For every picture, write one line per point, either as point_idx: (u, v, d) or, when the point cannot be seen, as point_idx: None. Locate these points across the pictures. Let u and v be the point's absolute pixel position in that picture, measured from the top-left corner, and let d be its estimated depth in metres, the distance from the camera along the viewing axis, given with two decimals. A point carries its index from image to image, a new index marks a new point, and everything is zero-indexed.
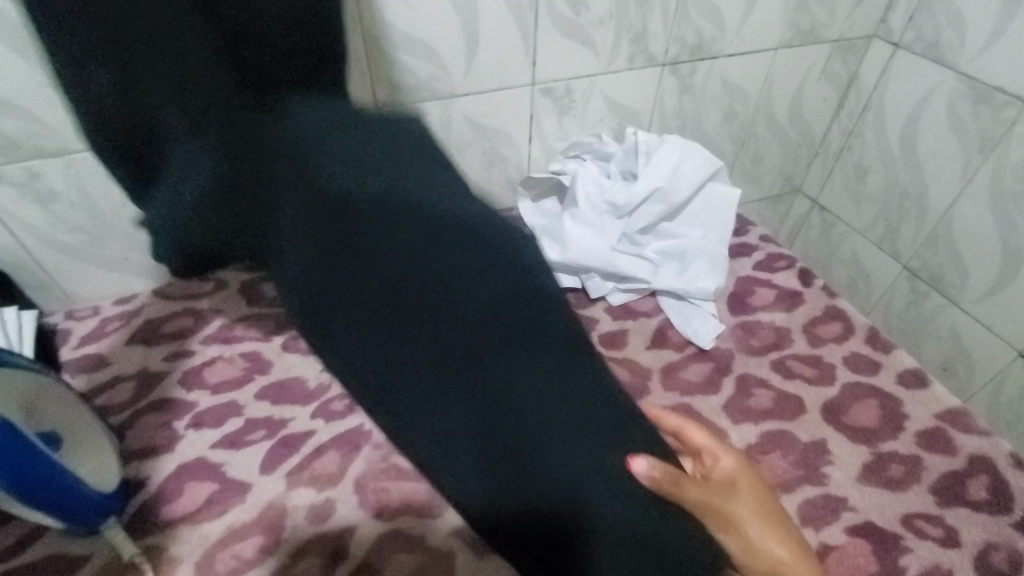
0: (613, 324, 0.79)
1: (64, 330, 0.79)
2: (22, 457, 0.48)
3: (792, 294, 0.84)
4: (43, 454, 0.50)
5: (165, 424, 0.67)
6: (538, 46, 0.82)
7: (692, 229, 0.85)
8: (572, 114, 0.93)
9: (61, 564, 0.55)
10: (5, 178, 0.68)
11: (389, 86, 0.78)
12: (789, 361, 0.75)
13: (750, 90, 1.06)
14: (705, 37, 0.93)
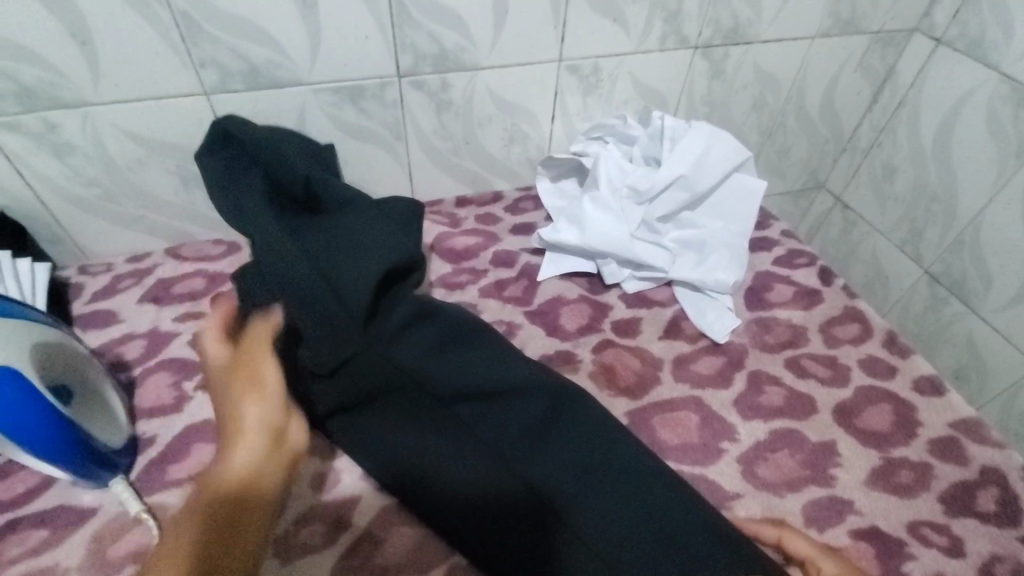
0: (626, 312, 0.78)
1: (77, 284, 0.79)
2: (32, 412, 0.48)
3: (812, 292, 0.82)
4: (54, 409, 0.50)
5: (175, 385, 0.68)
6: (569, 20, 0.79)
7: (714, 220, 0.83)
8: (598, 94, 0.91)
9: (70, 515, 0.56)
10: (22, 128, 0.67)
11: (414, 54, 0.76)
12: (804, 360, 0.74)
13: (783, 80, 1.03)
14: (741, 20, 0.90)
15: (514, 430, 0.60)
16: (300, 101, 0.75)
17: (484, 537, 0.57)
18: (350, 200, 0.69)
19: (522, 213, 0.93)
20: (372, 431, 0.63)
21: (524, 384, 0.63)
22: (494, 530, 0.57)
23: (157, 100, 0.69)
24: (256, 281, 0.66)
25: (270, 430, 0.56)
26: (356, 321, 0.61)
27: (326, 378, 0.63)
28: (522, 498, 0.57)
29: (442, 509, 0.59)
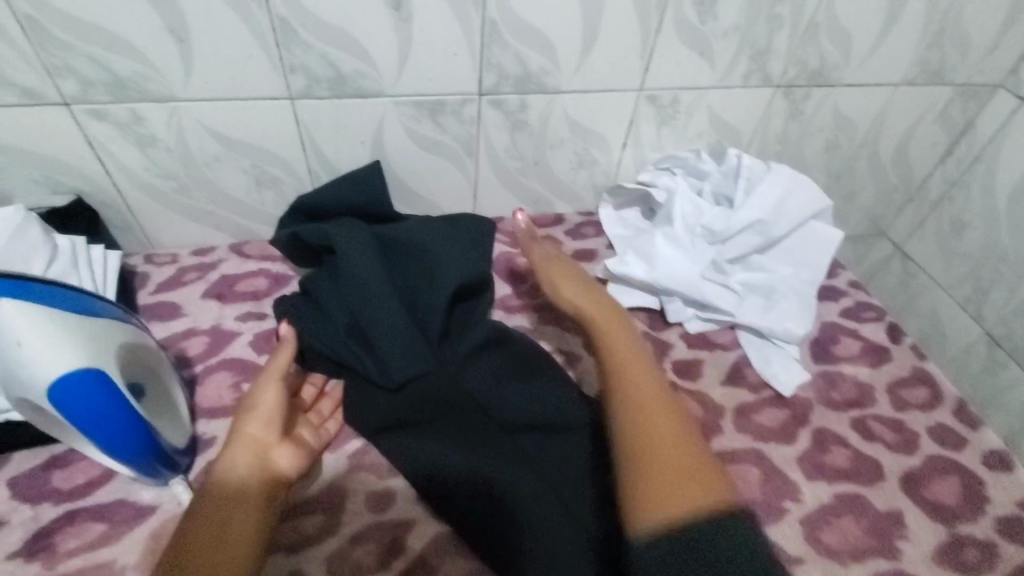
0: (687, 352, 0.76)
1: (143, 273, 0.80)
2: (121, 421, 0.47)
3: (880, 349, 0.79)
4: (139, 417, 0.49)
5: (235, 386, 0.68)
6: (656, 50, 0.78)
7: (785, 266, 0.80)
8: (673, 125, 0.89)
9: (128, 512, 0.56)
10: (110, 118, 0.68)
11: (498, 73, 0.75)
12: (871, 422, 0.71)
13: (859, 124, 1.00)
14: (828, 62, 0.88)
15: (563, 443, 0.61)
16: (380, 112, 0.75)
17: (473, 509, 0.57)
18: (429, 225, 0.70)
19: (583, 238, 0.92)
20: (427, 445, 0.59)
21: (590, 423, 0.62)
22: (488, 500, 0.56)
23: (243, 101, 0.69)
24: (334, 290, 0.66)
25: (256, 446, 0.56)
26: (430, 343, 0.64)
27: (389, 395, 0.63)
28: (538, 489, 0.57)
29: (450, 485, 0.58)
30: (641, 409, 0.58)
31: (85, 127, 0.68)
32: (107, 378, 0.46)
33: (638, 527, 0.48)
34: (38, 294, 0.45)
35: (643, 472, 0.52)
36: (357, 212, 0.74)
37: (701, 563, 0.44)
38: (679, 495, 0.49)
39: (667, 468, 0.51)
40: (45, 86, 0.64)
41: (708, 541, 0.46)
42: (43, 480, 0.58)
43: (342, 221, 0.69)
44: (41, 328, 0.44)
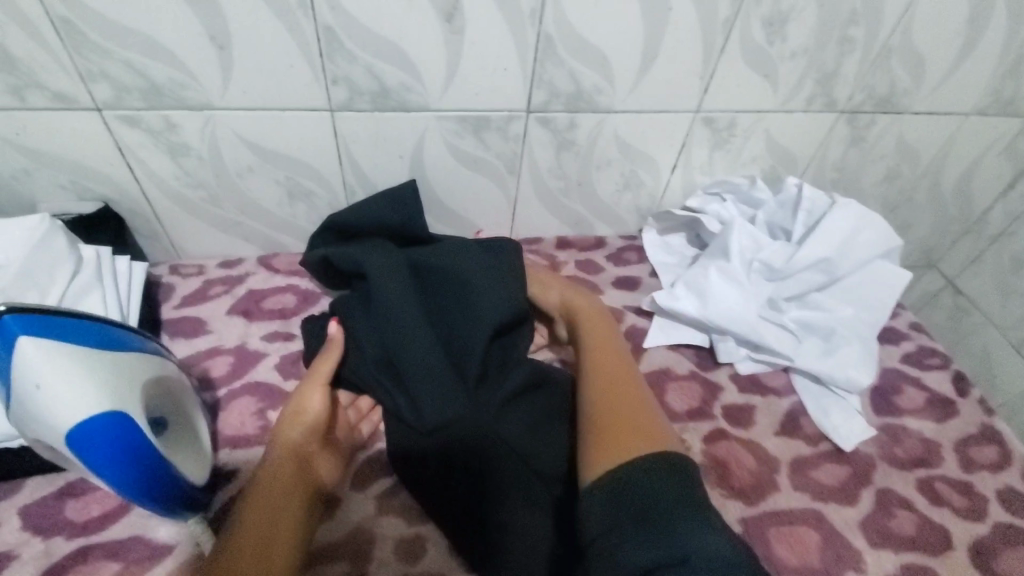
0: (738, 396, 0.71)
1: (168, 285, 0.77)
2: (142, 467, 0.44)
3: (945, 402, 0.74)
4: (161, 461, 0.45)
5: (260, 413, 0.64)
6: (717, 71, 0.73)
7: (845, 306, 0.75)
8: (726, 149, 0.84)
9: (143, 551, 0.53)
10: (141, 125, 0.64)
11: (549, 90, 0.70)
12: (938, 484, 0.65)
13: (923, 152, 0.94)
14: (897, 88, 0.82)
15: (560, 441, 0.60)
16: (423, 127, 0.71)
17: (448, 494, 0.57)
18: (467, 253, 0.66)
19: (625, 264, 0.87)
20: (459, 493, 0.56)
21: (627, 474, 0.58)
22: (467, 488, 0.56)
23: (281, 111, 0.66)
24: (365, 321, 0.61)
25: (297, 453, 0.55)
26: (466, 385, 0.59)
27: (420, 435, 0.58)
28: (525, 479, 0.57)
29: (432, 472, 0.58)
30: (601, 386, 0.60)
31: (115, 133, 0.65)
32: (127, 422, 0.42)
33: (589, 484, 0.50)
34: (59, 328, 0.42)
35: (601, 436, 0.53)
36: (391, 233, 0.70)
37: (631, 508, 0.46)
38: (628, 448, 0.51)
39: (616, 430, 0.54)
40: (77, 90, 0.60)
41: (650, 486, 0.47)
42: (57, 510, 0.55)
43: (378, 247, 0.65)
44: (61, 366, 0.41)
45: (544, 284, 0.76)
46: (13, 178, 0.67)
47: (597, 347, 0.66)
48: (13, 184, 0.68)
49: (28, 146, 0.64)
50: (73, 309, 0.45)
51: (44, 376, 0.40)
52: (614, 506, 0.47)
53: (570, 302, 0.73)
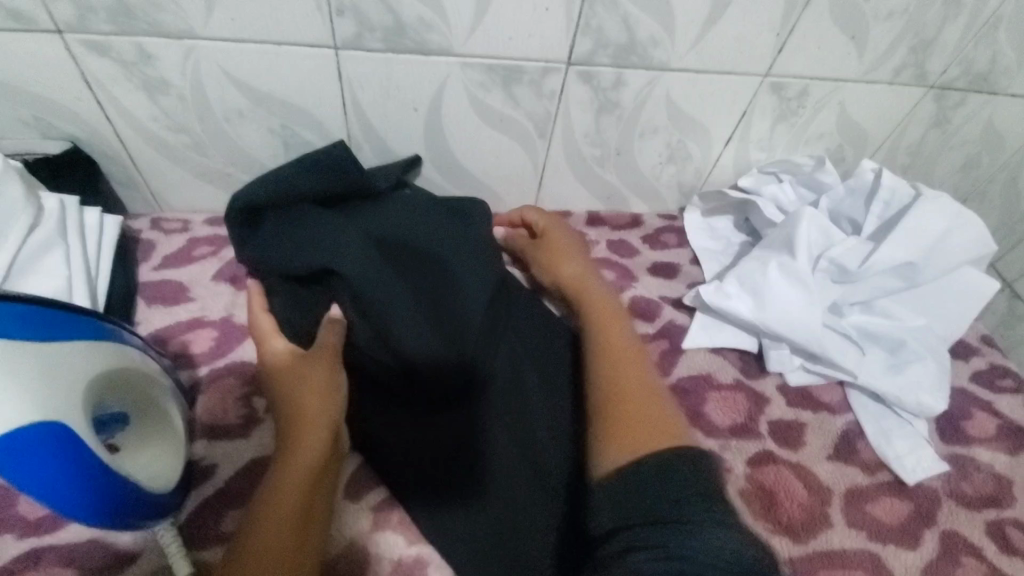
0: (786, 411, 0.62)
1: (148, 242, 0.68)
2: (89, 483, 0.36)
3: (1020, 431, 0.65)
4: (114, 474, 0.37)
5: (244, 399, 0.56)
6: (798, 28, 0.61)
7: (918, 315, 0.65)
8: (792, 122, 0.72)
9: (105, 558, 0.45)
10: (112, 53, 0.54)
11: (596, 40, 0.59)
12: (1011, 530, 0.57)
13: (1011, 141, 0.81)
14: (1000, 64, 0.69)
15: (536, 409, 0.56)
16: (443, 75, 0.60)
17: (431, 477, 0.53)
18: (429, 213, 0.63)
19: (664, 247, 0.77)
20: (428, 454, 0.54)
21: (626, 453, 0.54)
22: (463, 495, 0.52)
23: (276, 46, 0.55)
24: (342, 279, 0.56)
25: (333, 425, 0.50)
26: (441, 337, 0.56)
27: (425, 409, 0.56)
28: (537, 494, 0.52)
29: (423, 476, 0.53)
30: (612, 369, 0.53)
31: (81, 62, 0.54)
32: (64, 429, 0.35)
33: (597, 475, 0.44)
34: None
35: (607, 426, 0.48)
36: (343, 193, 0.63)
37: (639, 504, 0.39)
38: (632, 439, 0.45)
39: (626, 424, 0.47)
40: (33, 7, 0.50)
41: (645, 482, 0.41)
42: (7, 503, 0.47)
43: (333, 215, 0.60)
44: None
45: (561, 261, 0.66)
46: None
47: (602, 325, 0.58)
48: None
49: None
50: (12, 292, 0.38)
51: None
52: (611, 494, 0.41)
53: (575, 280, 0.64)
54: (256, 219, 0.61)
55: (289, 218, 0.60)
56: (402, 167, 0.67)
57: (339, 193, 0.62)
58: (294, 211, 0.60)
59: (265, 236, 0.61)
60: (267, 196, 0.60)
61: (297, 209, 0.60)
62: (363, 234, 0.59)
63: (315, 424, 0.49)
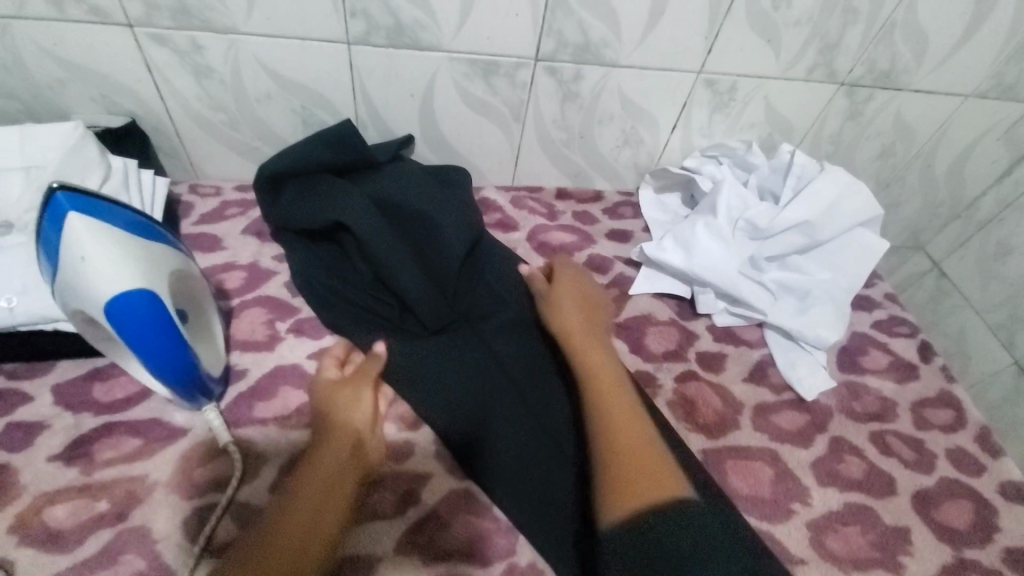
0: (713, 345, 0.76)
1: (187, 203, 0.81)
2: (172, 347, 0.49)
3: (907, 366, 0.79)
4: (186, 345, 0.51)
5: (269, 323, 0.70)
6: (722, 33, 0.75)
7: (824, 271, 0.79)
8: (726, 113, 0.87)
9: (164, 431, 0.59)
10: (169, 43, 0.68)
11: (558, 40, 0.73)
12: (890, 437, 0.71)
13: (920, 133, 0.94)
14: (898, 65, 0.83)
15: (503, 329, 0.70)
16: (434, 67, 0.74)
17: (419, 379, 0.66)
18: (420, 180, 0.77)
19: (620, 218, 0.91)
20: (413, 361, 0.67)
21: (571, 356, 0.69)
22: (462, 409, 0.64)
23: (301, 40, 0.69)
24: (352, 240, 0.72)
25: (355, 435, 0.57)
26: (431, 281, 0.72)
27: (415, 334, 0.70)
28: (545, 442, 0.63)
29: (414, 384, 0.65)
30: (602, 408, 0.58)
31: (144, 50, 0.68)
32: (161, 303, 0.48)
33: (611, 520, 0.50)
34: (96, 208, 0.48)
35: (609, 470, 0.53)
36: (349, 164, 0.76)
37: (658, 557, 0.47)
38: (637, 488, 0.51)
39: (628, 471, 0.52)
40: (112, 5, 0.64)
41: (671, 536, 0.49)
42: (84, 391, 0.60)
43: (338, 182, 0.74)
44: (100, 241, 0.46)
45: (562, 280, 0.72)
46: (48, 87, 0.71)
47: (595, 366, 0.63)
48: (47, 91, 0.71)
49: (63, 57, 0.68)
50: (117, 200, 0.50)
51: (87, 248, 0.46)
52: (630, 554, 0.48)
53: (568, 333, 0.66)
54: (276, 186, 0.75)
55: (305, 186, 0.75)
56: (399, 142, 0.80)
57: (345, 164, 0.76)
58: (310, 179, 0.75)
59: (285, 198, 0.75)
60: (286, 169, 0.74)
61: (311, 178, 0.75)
62: (367, 197, 0.73)
63: (341, 438, 0.56)
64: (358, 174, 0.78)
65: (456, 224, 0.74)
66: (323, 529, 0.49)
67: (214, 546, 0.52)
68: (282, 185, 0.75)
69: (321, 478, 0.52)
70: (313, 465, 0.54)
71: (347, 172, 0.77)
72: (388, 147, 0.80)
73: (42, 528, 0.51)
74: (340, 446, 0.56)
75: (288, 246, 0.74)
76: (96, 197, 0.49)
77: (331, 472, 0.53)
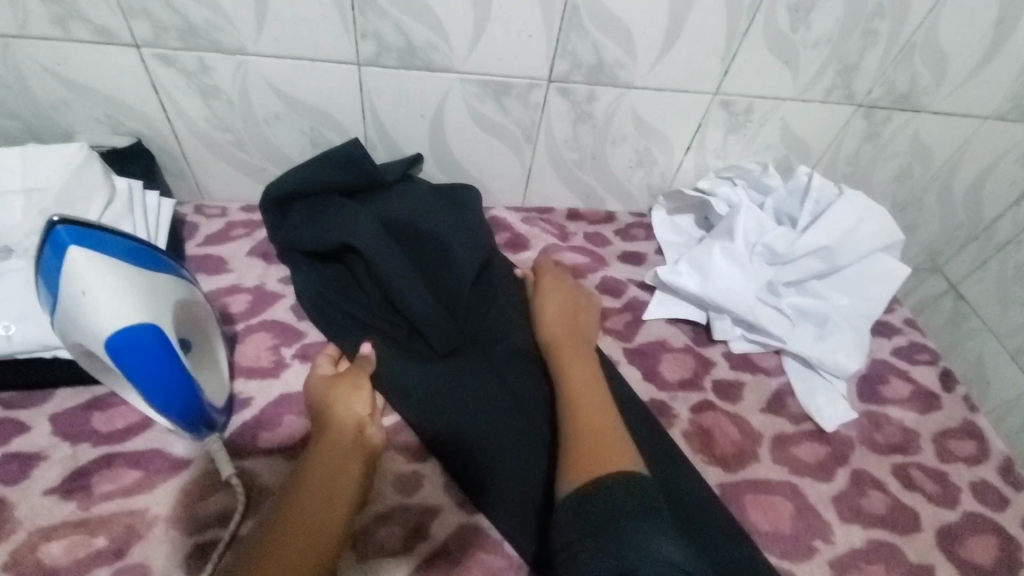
0: (729, 372, 0.74)
1: (192, 224, 0.80)
2: (175, 382, 0.48)
3: (929, 395, 0.77)
4: (189, 379, 0.49)
5: (274, 348, 0.68)
6: (739, 55, 0.74)
7: (842, 297, 0.77)
8: (741, 134, 0.85)
9: (165, 461, 0.57)
10: (177, 65, 0.67)
11: (571, 61, 0.72)
12: (913, 471, 0.68)
13: (938, 153, 0.92)
14: (917, 86, 0.82)
15: (512, 351, 0.69)
16: (446, 88, 0.73)
17: (426, 405, 0.64)
18: (431, 200, 0.76)
19: (632, 240, 0.89)
20: (419, 384, 0.65)
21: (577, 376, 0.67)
22: (457, 427, 0.62)
23: (311, 61, 0.68)
24: (361, 262, 0.70)
25: (354, 425, 0.56)
26: (440, 304, 0.70)
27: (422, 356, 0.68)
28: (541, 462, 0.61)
29: (421, 409, 0.63)
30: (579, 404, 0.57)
31: (153, 71, 0.67)
32: (163, 337, 0.46)
33: (563, 495, 0.48)
34: (99, 240, 0.46)
35: (574, 455, 0.52)
36: (359, 185, 0.75)
37: (590, 520, 0.44)
38: (590, 466, 0.49)
39: (588, 452, 0.51)
40: (121, 26, 0.63)
41: (608, 502, 0.45)
42: (82, 420, 0.59)
43: (347, 204, 0.72)
44: (101, 275, 0.45)
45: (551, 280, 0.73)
46: (55, 107, 0.70)
47: (573, 363, 0.63)
48: (54, 112, 0.71)
49: (70, 77, 0.67)
50: (120, 230, 0.49)
51: (89, 283, 0.45)
52: (572, 522, 0.45)
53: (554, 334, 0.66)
54: (284, 207, 0.74)
55: (314, 208, 0.74)
56: (406, 163, 0.78)
57: (354, 185, 0.75)
58: (318, 200, 0.74)
59: (293, 219, 0.73)
60: (294, 190, 0.73)
61: (321, 199, 0.74)
62: (376, 218, 0.72)
63: (340, 431, 0.55)
64: (367, 195, 0.76)
65: (467, 246, 0.73)
66: (327, 531, 0.49)
67: None
68: (291, 206, 0.74)
69: (320, 476, 0.52)
70: (315, 464, 0.53)
71: (356, 192, 0.76)
72: (398, 168, 0.78)
73: (35, 566, 0.49)
74: (338, 441, 0.55)
75: (295, 268, 0.73)
76: (97, 229, 0.47)
77: (332, 470, 0.53)
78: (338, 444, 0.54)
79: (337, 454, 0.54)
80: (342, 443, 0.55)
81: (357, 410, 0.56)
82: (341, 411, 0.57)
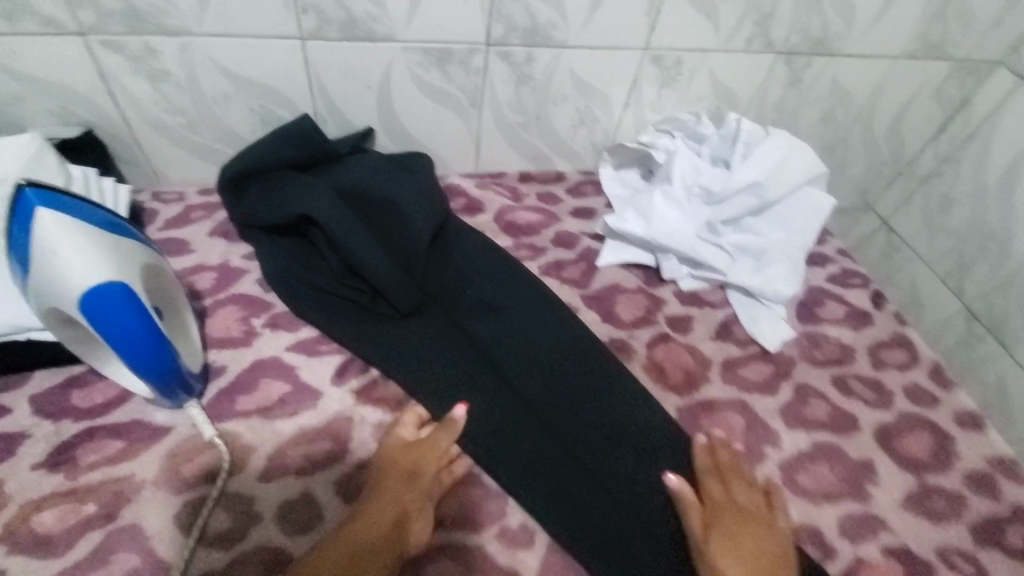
0: (680, 308, 0.79)
1: (152, 210, 0.81)
2: (148, 340, 0.50)
3: (862, 313, 0.84)
4: (162, 338, 0.51)
5: (245, 320, 0.70)
6: (663, 9, 0.79)
7: (779, 229, 0.83)
8: (674, 87, 0.90)
9: (147, 431, 0.59)
10: (122, 49, 0.68)
11: (507, 25, 0.76)
12: (850, 380, 0.75)
13: (857, 94, 0.99)
14: (830, 31, 0.88)
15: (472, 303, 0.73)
16: (389, 58, 0.75)
17: (393, 358, 0.67)
18: (379, 165, 0.79)
19: (582, 196, 0.94)
20: (383, 339, 0.68)
21: (540, 323, 0.71)
22: (432, 388, 0.65)
23: (254, 38, 0.70)
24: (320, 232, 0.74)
25: (402, 506, 0.53)
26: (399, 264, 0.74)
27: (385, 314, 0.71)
28: (529, 420, 0.64)
29: (388, 362, 0.66)
30: None
31: (98, 57, 0.68)
32: (134, 295, 0.48)
33: None
34: (67, 204, 0.48)
35: None
36: (309, 158, 0.77)
37: None
38: None
39: None
40: (63, 13, 0.64)
41: None
42: (61, 399, 0.60)
43: (301, 177, 0.75)
44: (70, 235, 0.47)
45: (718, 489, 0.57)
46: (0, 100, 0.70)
47: None
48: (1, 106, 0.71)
49: (14, 69, 0.67)
50: (87, 198, 0.51)
51: (59, 242, 0.47)
52: None
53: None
54: (238, 189, 0.76)
55: (267, 185, 0.76)
56: (359, 136, 0.82)
57: (307, 160, 0.77)
58: (271, 176, 0.76)
59: (250, 197, 0.75)
60: (247, 169, 0.75)
61: (274, 175, 0.76)
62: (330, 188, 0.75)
63: (391, 497, 0.53)
64: (320, 168, 0.79)
65: (419, 205, 0.76)
66: None
67: (208, 537, 0.53)
68: (244, 184, 0.76)
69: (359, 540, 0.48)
70: (355, 527, 0.50)
71: (310, 166, 0.78)
72: (348, 141, 0.82)
73: (30, 536, 0.51)
74: (388, 510, 0.52)
75: (256, 243, 0.75)
76: (66, 194, 0.50)
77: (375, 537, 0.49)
78: (387, 515, 0.51)
79: (382, 521, 0.51)
80: (391, 521, 0.51)
81: (416, 498, 0.54)
82: (396, 492, 0.54)
